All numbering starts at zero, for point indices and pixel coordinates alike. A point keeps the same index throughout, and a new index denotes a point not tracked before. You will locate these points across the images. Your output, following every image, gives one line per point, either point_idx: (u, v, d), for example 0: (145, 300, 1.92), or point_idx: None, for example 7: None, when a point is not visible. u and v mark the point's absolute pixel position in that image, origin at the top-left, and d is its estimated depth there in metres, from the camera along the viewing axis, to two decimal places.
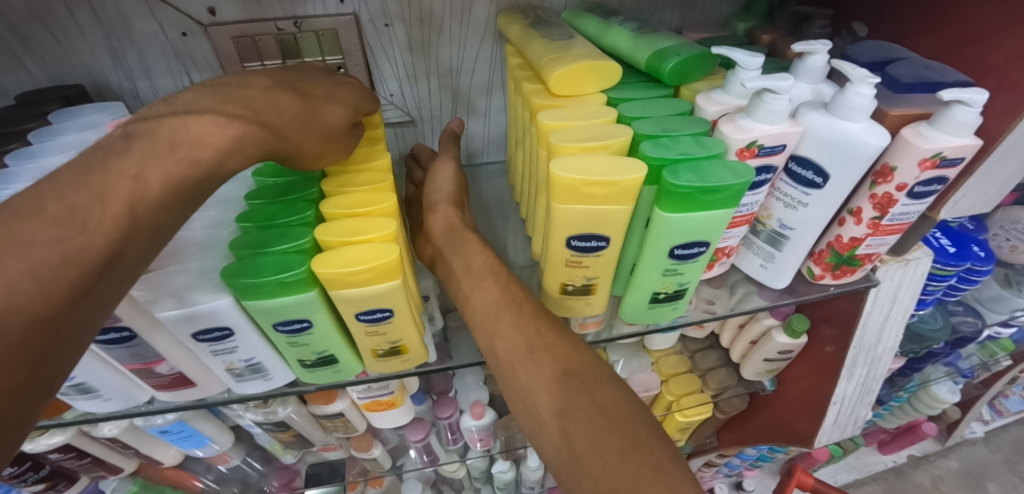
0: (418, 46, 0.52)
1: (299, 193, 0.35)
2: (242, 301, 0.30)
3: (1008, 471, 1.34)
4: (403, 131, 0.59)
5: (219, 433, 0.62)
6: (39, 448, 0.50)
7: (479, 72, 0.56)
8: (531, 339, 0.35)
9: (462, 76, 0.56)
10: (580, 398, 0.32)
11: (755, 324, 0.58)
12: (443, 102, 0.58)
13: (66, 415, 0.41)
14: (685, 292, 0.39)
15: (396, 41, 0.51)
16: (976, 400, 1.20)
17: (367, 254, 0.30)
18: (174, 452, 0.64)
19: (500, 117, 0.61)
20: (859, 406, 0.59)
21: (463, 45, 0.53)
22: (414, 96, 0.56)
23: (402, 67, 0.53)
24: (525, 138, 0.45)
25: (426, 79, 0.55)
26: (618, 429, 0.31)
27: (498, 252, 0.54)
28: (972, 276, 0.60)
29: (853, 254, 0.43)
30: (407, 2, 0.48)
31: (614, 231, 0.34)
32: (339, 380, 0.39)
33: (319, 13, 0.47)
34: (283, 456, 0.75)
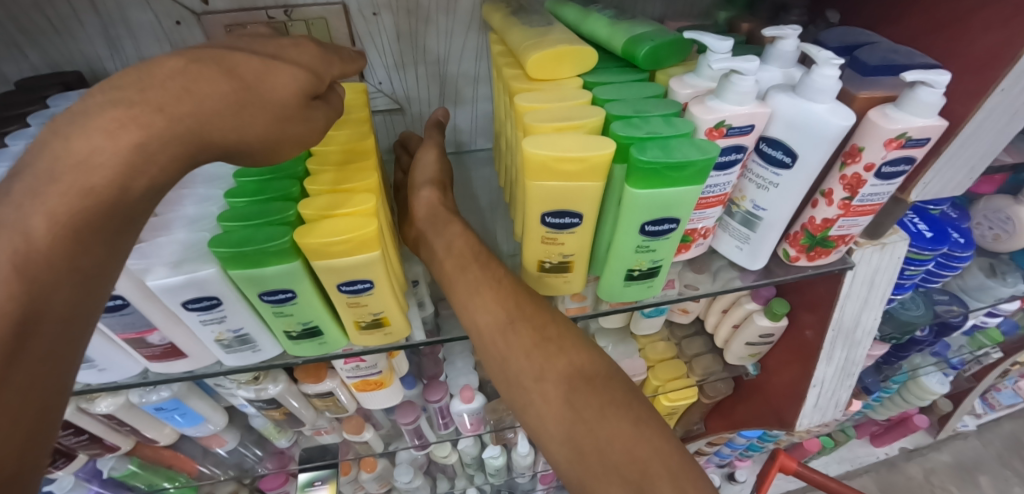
0: (405, 35, 0.53)
1: (285, 170, 0.37)
2: (229, 271, 0.32)
3: (1001, 465, 1.35)
4: (392, 118, 0.61)
5: (213, 412, 0.64)
6: None
7: (466, 61, 0.57)
8: (511, 309, 0.37)
9: (449, 65, 0.57)
10: (559, 361, 0.34)
11: (737, 308, 0.60)
12: (431, 91, 0.59)
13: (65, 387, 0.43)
14: (660, 269, 0.40)
15: (384, 30, 0.52)
16: (968, 393, 1.21)
17: (346, 225, 0.31)
18: (169, 431, 0.66)
19: (487, 105, 0.63)
20: (840, 389, 0.59)
21: (449, 34, 0.54)
22: (402, 85, 0.58)
23: (391, 57, 0.55)
24: (507, 122, 0.47)
25: (414, 67, 0.56)
26: (597, 388, 0.32)
27: (484, 237, 0.56)
28: (952, 262, 0.61)
29: (826, 235, 0.45)
30: None
31: (586, 207, 0.35)
32: (325, 352, 0.41)
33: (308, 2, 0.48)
34: (277, 439, 0.77)
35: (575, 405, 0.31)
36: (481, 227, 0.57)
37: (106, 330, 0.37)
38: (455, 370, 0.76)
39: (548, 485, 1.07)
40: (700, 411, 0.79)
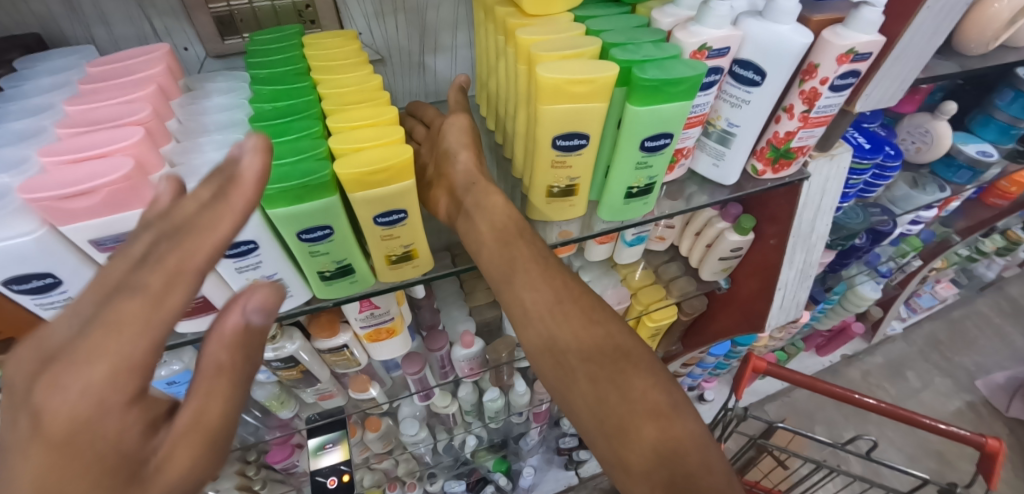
0: None
1: (303, 113, 0.38)
2: (269, 209, 0.33)
3: (921, 359, 1.58)
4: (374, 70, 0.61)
5: None
6: None
7: (444, 7, 0.58)
8: (559, 292, 0.40)
9: (429, 12, 0.58)
10: (607, 344, 0.38)
11: (709, 229, 0.66)
12: (411, 39, 0.60)
13: None
14: (654, 186, 0.45)
15: None
16: (894, 299, 1.39)
17: (383, 157, 0.33)
18: None
19: (466, 53, 0.64)
20: (800, 290, 0.69)
21: None
22: (383, 34, 0.58)
23: (370, 5, 0.55)
24: (500, 61, 0.49)
25: (394, 16, 0.57)
26: (638, 369, 0.36)
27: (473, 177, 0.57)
28: (884, 172, 0.71)
29: (788, 147, 0.51)
30: None
31: (592, 128, 0.39)
32: (354, 292, 0.43)
33: None
34: (281, 411, 0.79)
35: (618, 387, 0.35)
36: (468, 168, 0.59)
37: None
38: (452, 319, 0.79)
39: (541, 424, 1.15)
40: (678, 331, 0.87)
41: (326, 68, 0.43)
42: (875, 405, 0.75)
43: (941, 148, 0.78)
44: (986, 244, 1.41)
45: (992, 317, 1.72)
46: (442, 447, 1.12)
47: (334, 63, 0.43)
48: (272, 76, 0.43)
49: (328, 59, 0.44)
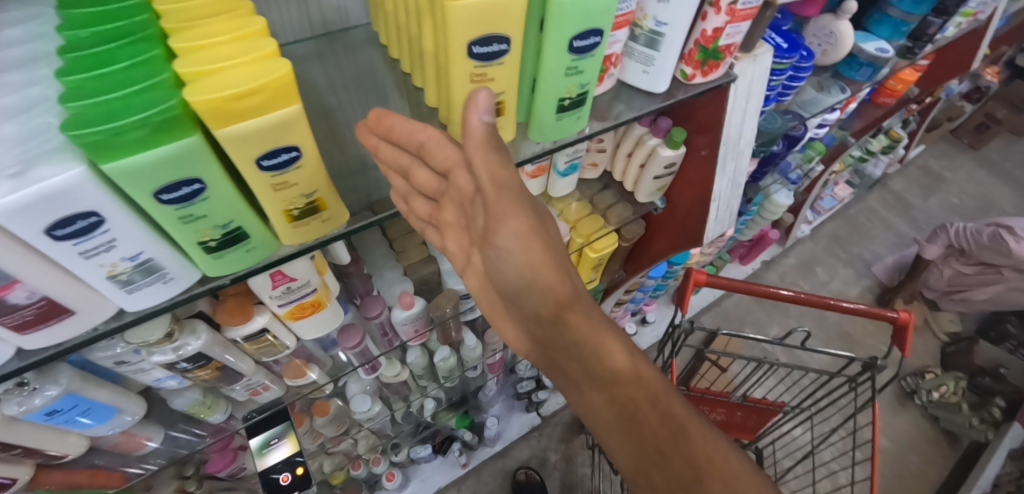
0: None
1: (136, 34, 0.29)
2: (103, 162, 0.25)
3: (827, 255, 1.77)
4: None
5: (127, 399, 0.55)
6: None
7: None
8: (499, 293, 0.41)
9: None
10: (562, 332, 0.40)
11: (641, 147, 0.64)
12: None
13: None
14: (587, 97, 0.41)
15: None
16: (803, 204, 1.52)
17: (250, 75, 0.26)
18: (75, 441, 0.55)
19: None
20: (733, 200, 0.69)
21: None
22: None
23: None
24: None
25: None
26: (597, 339, 0.40)
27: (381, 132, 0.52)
28: (799, 73, 0.71)
29: (716, 46, 0.48)
30: None
31: (513, 30, 0.33)
32: (253, 262, 0.36)
33: None
34: (211, 416, 0.70)
35: (587, 369, 0.40)
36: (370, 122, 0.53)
37: None
38: (385, 282, 0.72)
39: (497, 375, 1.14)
40: (621, 260, 0.86)
41: None
42: (806, 297, 0.78)
43: (844, 47, 0.80)
44: (874, 144, 1.56)
45: (880, 210, 1.94)
46: (401, 416, 1.08)
47: None
48: None
49: None
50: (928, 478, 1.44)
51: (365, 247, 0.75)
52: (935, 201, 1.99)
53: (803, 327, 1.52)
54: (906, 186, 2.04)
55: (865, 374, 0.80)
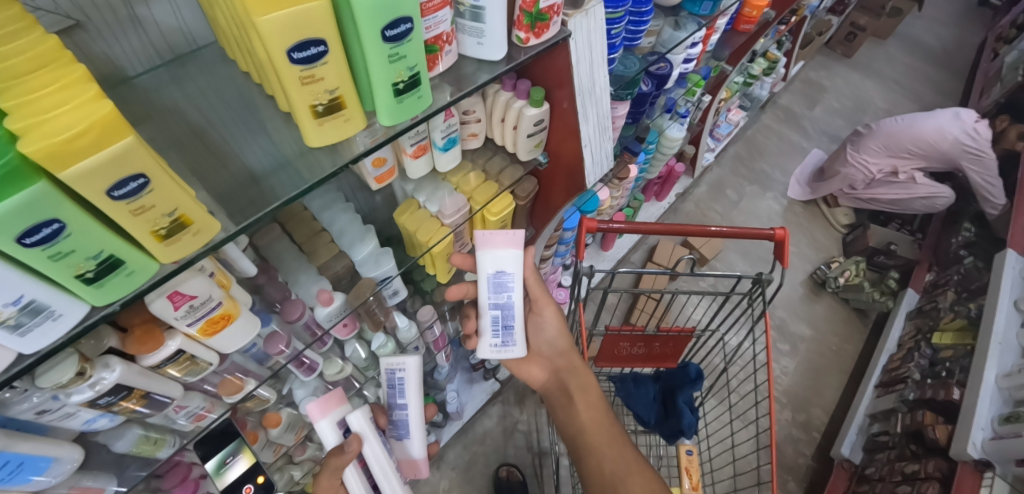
0: (124, 16, 0.51)
1: None
2: (14, 255, 0.31)
3: (736, 178, 2.04)
4: (118, 92, 0.55)
5: (77, 371, 0.47)
6: (86, 398, 0.49)
7: (184, 12, 0.55)
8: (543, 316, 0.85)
9: (142, 14, 0.52)
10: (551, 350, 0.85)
11: (510, 111, 0.70)
12: (148, 53, 0.56)
13: (92, 373, 0.49)
14: (420, 77, 0.46)
15: (108, 25, 0.51)
16: (702, 134, 1.70)
17: (75, 119, 0.29)
18: (72, 451, 0.59)
19: (193, 11, 0.56)
20: (604, 141, 0.78)
21: (116, 36, 0.52)
22: (116, 48, 0.52)
23: (109, 22, 0.51)
24: (221, 10, 0.46)
25: (123, 32, 0.52)
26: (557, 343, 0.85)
27: (250, 148, 0.57)
28: (640, 18, 0.77)
29: (539, 9, 0.53)
30: None
31: (326, 32, 0.37)
32: (135, 286, 0.39)
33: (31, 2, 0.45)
34: (185, 377, 0.60)
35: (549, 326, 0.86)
36: (240, 137, 0.58)
37: None
38: (302, 284, 0.76)
39: (445, 349, 1.18)
40: (531, 215, 0.97)
41: None
42: (706, 230, 0.90)
43: None
44: (754, 68, 1.75)
45: (774, 127, 2.23)
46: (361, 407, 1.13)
47: None
48: None
49: None
50: (845, 352, 1.65)
51: (276, 256, 0.76)
52: (819, 110, 2.31)
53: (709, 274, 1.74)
54: (793, 102, 2.34)
55: (757, 289, 0.96)
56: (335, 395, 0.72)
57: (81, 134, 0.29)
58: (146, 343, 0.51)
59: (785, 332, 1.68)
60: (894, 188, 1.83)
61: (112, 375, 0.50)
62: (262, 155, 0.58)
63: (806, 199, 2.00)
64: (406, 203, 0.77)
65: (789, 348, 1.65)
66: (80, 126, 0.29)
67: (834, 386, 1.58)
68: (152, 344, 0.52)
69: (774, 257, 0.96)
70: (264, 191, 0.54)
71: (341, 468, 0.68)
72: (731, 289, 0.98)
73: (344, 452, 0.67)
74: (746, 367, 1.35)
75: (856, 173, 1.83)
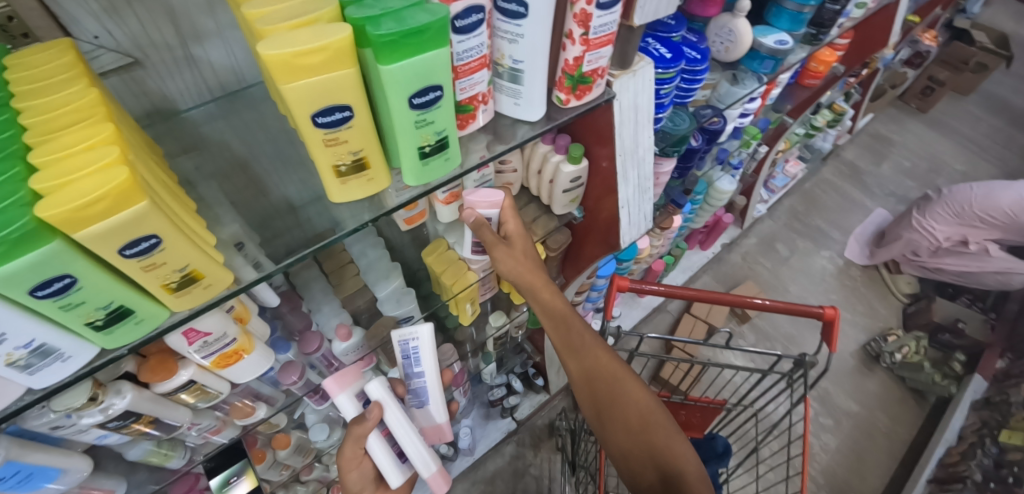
0: (179, 54, 0.53)
1: None
2: (27, 306, 0.32)
3: (788, 232, 1.93)
4: (166, 124, 0.57)
5: (89, 396, 0.48)
6: (95, 421, 0.50)
7: (235, 53, 0.57)
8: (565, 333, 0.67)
9: (196, 54, 0.54)
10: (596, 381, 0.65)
11: (546, 165, 0.68)
12: (198, 89, 0.57)
13: (104, 397, 0.50)
14: (448, 140, 0.45)
15: (163, 64, 0.53)
16: (754, 185, 1.61)
17: (93, 185, 0.29)
18: (82, 462, 0.60)
19: (244, 50, 0.57)
20: (643, 202, 0.75)
21: (170, 73, 0.54)
22: (168, 84, 0.54)
23: (165, 60, 0.52)
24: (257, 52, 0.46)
25: (177, 69, 0.54)
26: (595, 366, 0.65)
27: (287, 180, 0.61)
28: (694, 77, 0.74)
29: (581, 72, 0.51)
30: (169, 20, 0.49)
31: (353, 98, 0.37)
32: (145, 332, 0.39)
33: (91, 42, 0.47)
34: (195, 404, 0.61)
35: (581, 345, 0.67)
36: (276, 172, 0.61)
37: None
38: (323, 315, 0.76)
39: (463, 386, 1.16)
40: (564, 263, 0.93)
41: (21, 93, 0.37)
42: (748, 303, 0.84)
43: (744, 44, 0.86)
44: (817, 119, 1.66)
45: (834, 181, 2.10)
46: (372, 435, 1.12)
47: (41, 84, 0.37)
48: None
49: (30, 82, 0.38)
50: (896, 437, 1.49)
51: (302, 284, 0.77)
52: (886, 167, 2.15)
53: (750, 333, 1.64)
54: (858, 156, 2.20)
55: (798, 371, 0.89)
56: (352, 368, 0.65)
57: (98, 200, 0.29)
58: (159, 372, 0.52)
59: (829, 405, 1.54)
60: (963, 259, 1.65)
61: (123, 401, 0.51)
62: (297, 186, 0.61)
63: (866, 263, 1.86)
64: (434, 243, 0.76)
65: (833, 425, 1.51)
66: (96, 192, 0.29)
67: (881, 473, 1.43)
68: (166, 373, 0.53)
69: (821, 338, 0.89)
70: (299, 219, 0.57)
71: (364, 437, 0.62)
72: (770, 367, 0.92)
73: (366, 420, 0.62)
74: (781, 443, 1.25)
75: (919, 239, 1.69)
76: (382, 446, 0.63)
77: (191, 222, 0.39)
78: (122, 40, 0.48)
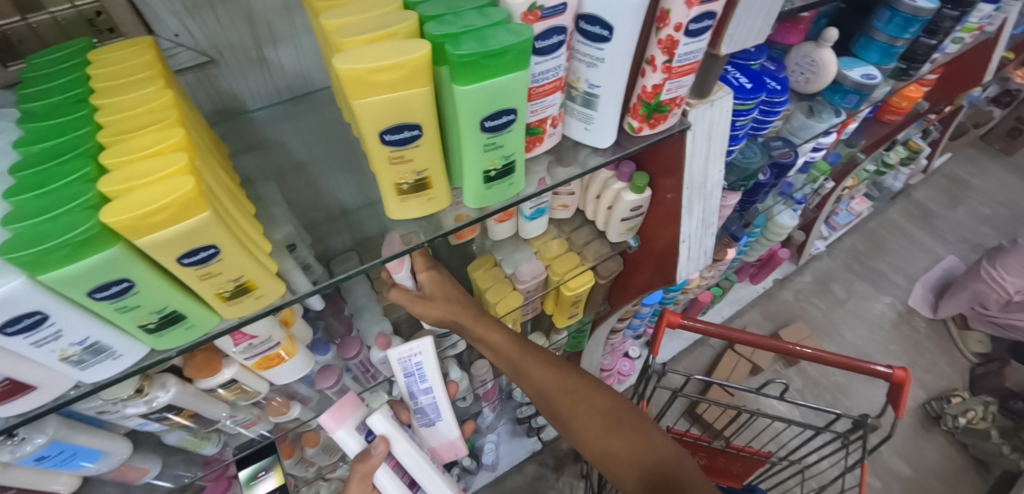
0: (252, 56, 0.53)
1: (72, 175, 0.32)
2: (86, 305, 0.32)
3: (847, 272, 1.80)
4: (233, 122, 0.58)
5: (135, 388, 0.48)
6: (138, 412, 0.50)
7: (306, 57, 0.56)
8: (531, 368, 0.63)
9: (270, 57, 0.54)
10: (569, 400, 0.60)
11: (607, 191, 0.65)
12: (268, 91, 0.58)
13: (149, 389, 0.50)
14: (515, 165, 0.42)
15: (237, 65, 0.53)
16: (815, 221, 1.52)
17: (158, 193, 0.29)
18: (123, 445, 0.61)
19: (314, 53, 0.57)
20: (705, 238, 0.70)
21: (243, 74, 0.54)
22: (241, 84, 0.55)
23: (239, 61, 0.53)
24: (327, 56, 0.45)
25: (250, 69, 0.54)
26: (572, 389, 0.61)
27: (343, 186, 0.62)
28: (772, 108, 0.69)
29: (659, 101, 0.48)
30: (247, 21, 0.50)
31: (423, 117, 0.35)
32: (195, 337, 0.39)
33: (172, 39, 0.48)
34: (234, 401, 0.61)
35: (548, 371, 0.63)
36: (333, 176, 0.62)
37: (46, 345, 0.33)
38: (365, 321, 0.75)
39: (492, 402, 1.13)
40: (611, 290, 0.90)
41: (101, 88, 0.38)
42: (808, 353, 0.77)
43: (828, 76, 0.81)
44: (891, 156, 1.54)
45: (902, 223, 1.95)
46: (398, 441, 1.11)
47: (120, 81, 0.38)
48: (49, 108, 0.38)
49: (110, 78, 0.38)
50: None
51: (347, 287, 0.76)
52: (962, 212, 1.98)
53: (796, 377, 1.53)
54: (931, 198, 2.03)
55: (858, 433, 0.81)
56: (349, 399, 0.61)
57: (159, 209, 0.29)
58: (204, 369, 0.52)
59: (881, 466, 1.42)
60: None
61: (166, 395, 0.51)
62: (351, 193, 0.62)
63: (931, 317, 1.70)
64: (481, 258, 0.74)
65: (882, 488, 1.38)
66: (158, 201, 0.29)
67: None
68: (210, 370, 0.53)
69: (887, 400, 0.81)
70: (351, 223, 0.61)
71: (371, 474, 0.59)
72: (825, 424, 0.84)
73: (371, 457, 0.59)
74: None
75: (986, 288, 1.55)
76: (391, 478, 0.61)
77: (249, 230, 0.38)
78: (201, 40, 0.49)
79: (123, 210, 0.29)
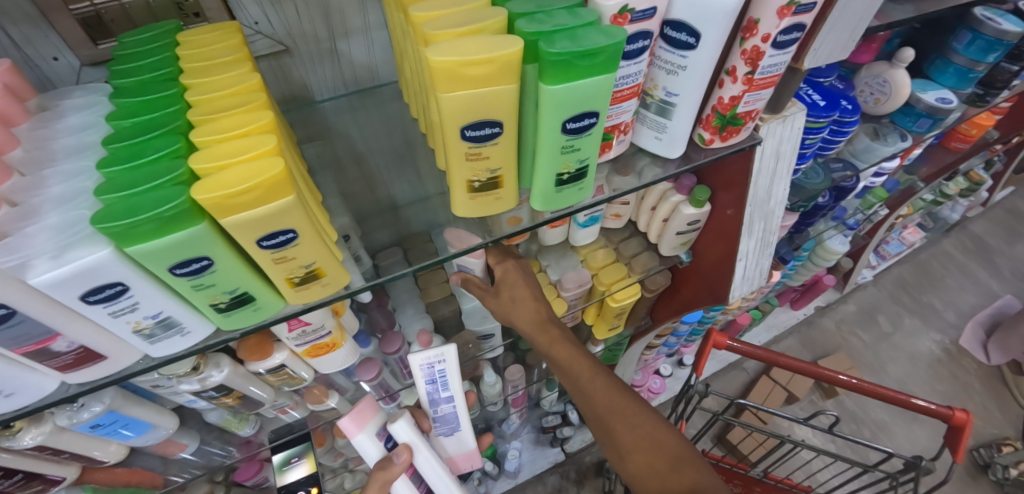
0: (325, 47, 0.54)
1: (164, 151, 0.33)
2: (165, 280, 0.33)
3: (894, 305, 1.71)
4: (299, 111, 0.59)
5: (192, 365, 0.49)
6: (192, 389, 0.51)
7: (375, 51, 0.57)
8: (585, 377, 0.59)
9: (341, 50, 0.55)
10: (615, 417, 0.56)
11: (664, 203, 0.63)
12: (336, 82, 0.58)
13: (206, 368, 0.52)
14: (588, 170, 0.41)
15: (309, 56, 0.54)
16: (864, 249, 1.45)
17: (248, 174, 0.29)
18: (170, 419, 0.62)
19: (383, 48, 0.57)
20: (762, 258, 0.67)
21: (314, 64, 0.55)
22: (311, 73, 0.56)
23: (312, 51, 0.54)
24: (405, 51, 0.45)
25: (320, 60, 0.55)
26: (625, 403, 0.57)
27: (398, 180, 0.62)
28: (843, 128, 0.66)
29: (734, 113, 0.47)
30: (324, 12, 0.50)
31: (505, 115, 0.34)
32: (260, 320, 0.39)
33: (252, 25, 0.49)
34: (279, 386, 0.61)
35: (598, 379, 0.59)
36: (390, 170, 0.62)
37: (124, 316, 0.33)
38: (406, 317, 0.75)
39: (520, 409, 1.11)
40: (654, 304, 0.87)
41: (190, 69, 0.39)
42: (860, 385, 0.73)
43: (900, 97, 0.77)
44: (950, 187, 1.47)
45: (957, 257, 1.84)
46: None
47: (209, 64, 0.39)
48: (139, 85, 0.39)
49: (200, 60, 0.39)
50: None
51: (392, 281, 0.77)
52: None
53: (835, 410, 1.46)
54: (990, 233, 1.92)
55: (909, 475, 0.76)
56: (369, 405, 0.59)
57: (246, 190, 0.29)
58: (257, 353, 0.53)
59: None
60: None
61: (219, 375, 0.52)
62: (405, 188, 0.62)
63: (984, 361, 1.60)
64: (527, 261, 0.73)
65: None
66: (246, 181, 0.29)
67: None
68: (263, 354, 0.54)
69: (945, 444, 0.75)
70: (400, 218, 0.63)
71: (391, 482, 0.58)
72: (873, 463, 0.79)
73: (393, 465, 0.57)
74: None
75: None
76: (408, 487, 0.60)
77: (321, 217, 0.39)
78: (280, 29, 0.50)
79: (214, 188, 0.29)
